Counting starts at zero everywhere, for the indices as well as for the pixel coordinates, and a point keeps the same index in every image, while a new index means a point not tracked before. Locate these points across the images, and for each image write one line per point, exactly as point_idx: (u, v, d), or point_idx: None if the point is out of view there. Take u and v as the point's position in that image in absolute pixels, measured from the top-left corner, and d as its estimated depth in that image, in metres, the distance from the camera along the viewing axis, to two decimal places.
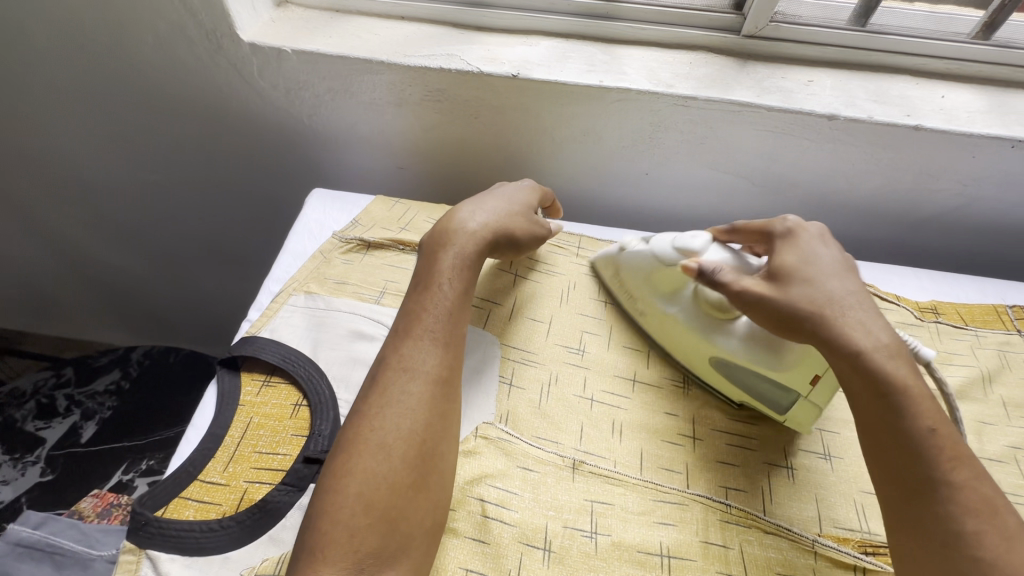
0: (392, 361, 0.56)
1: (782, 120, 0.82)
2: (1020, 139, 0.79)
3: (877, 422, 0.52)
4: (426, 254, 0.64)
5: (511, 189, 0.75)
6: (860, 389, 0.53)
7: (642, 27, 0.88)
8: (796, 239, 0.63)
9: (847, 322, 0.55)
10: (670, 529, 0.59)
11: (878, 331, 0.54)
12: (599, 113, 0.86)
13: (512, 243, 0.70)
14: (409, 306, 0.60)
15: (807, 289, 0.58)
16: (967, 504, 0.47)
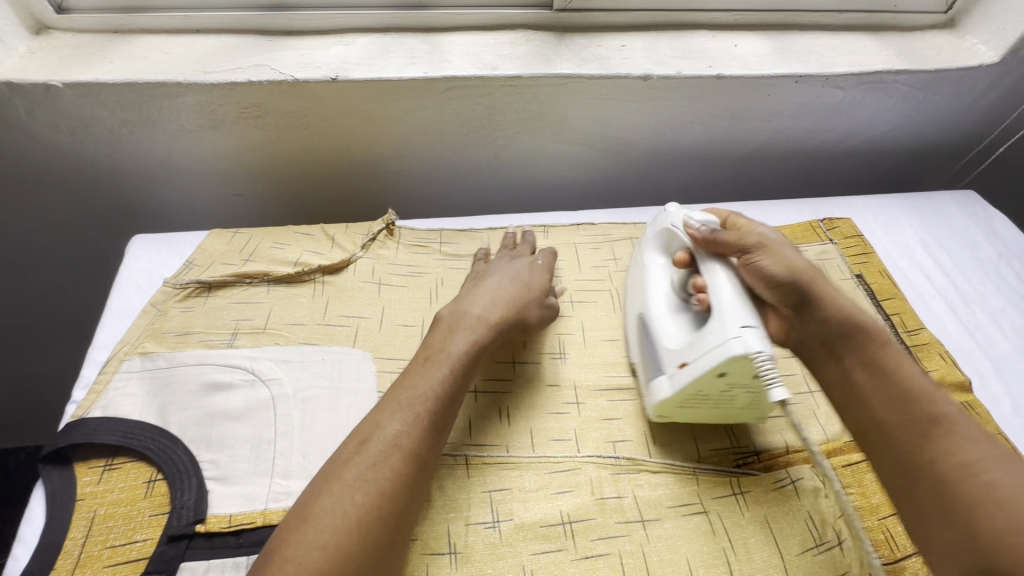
0: (379, 431, 0.54)
1: (604, 86, 0.86)
2: (800, 75, 0.90)
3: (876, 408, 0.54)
4: (437, 329, 0.65)
5: (529, 270, 0.75)
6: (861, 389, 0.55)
7: (460, 12, 0.87)
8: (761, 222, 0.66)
9: (821, 281, 0.59)
10: (567, 496, 0.61)
11: (845, 302, 0.59)
12: (434, 105, 0.85)
13: (526, 325, 0.70)
14: (413, 379, 0.59)
15: (790, 251, 0.61)
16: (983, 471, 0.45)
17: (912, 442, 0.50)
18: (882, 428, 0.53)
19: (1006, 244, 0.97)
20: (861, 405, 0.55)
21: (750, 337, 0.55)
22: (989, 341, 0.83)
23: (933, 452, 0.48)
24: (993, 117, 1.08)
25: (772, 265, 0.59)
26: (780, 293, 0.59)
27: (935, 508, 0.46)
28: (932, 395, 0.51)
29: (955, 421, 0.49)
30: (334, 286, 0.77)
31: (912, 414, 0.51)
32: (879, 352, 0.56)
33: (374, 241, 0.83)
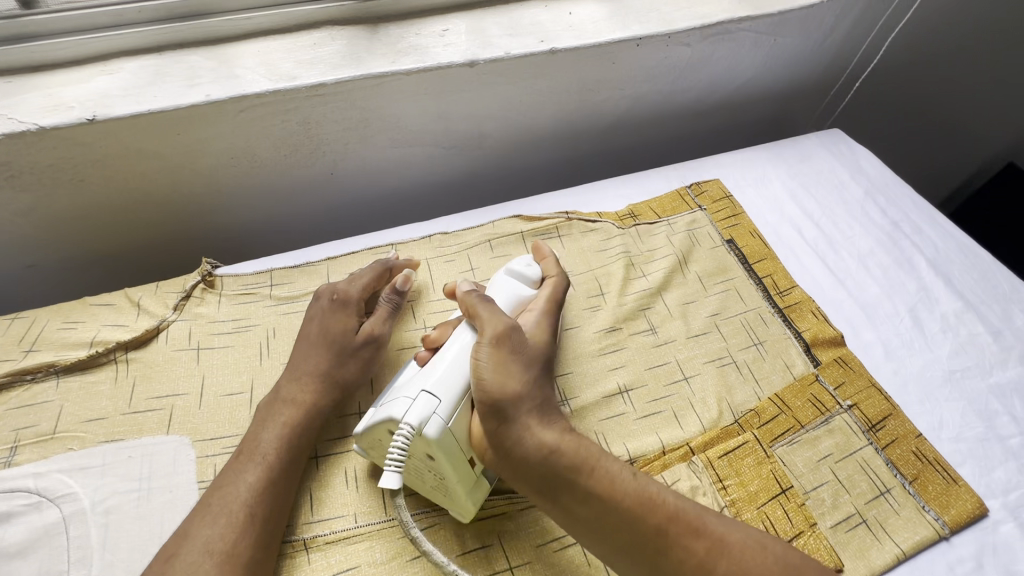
0: (189, 543, 0.49)
1: (427, 80, 0.77)
2: (641, 37, 0.83)
3: (602, 537, 0.49)
4: (253, 418, 0.60)
5: (338, 314, 0.65)
6: (585, 520, 0.50)
7: (246, 15, 0.75)
8: (541, 320, 0.61)
9: (524, 402, 0.52)
10: (425, 560, 0.55)
11: (549, 432, 0.52)
12: (232, 130, 0.73)
13: (344, 383, 0.63)
14: (224, 480, 0.54)
15: (511, 362, 0.53)
16: (714, 564, 0.47)
17: (647, 565, 0.48)
18: (613, 554, 0.49)
19: (871, 180, 0.96)
20: (586, 537, 0.51)
21: (416, 405, 0.51)
22: (859, 289, 0.82)
23: (668, 567, 0.47)
24: (848, 49, 1.06)
25: (489, 373, 0.53)
26: (483, 407, 0.52)
27: None
28: (646, 500, 0.49)
29: (677, 518, 0.48)
30: (143, 362, 0.66)
31: (635, 534, 0.48)
32: (587, 478, 0.50)
33: (190, 298, 0.72)
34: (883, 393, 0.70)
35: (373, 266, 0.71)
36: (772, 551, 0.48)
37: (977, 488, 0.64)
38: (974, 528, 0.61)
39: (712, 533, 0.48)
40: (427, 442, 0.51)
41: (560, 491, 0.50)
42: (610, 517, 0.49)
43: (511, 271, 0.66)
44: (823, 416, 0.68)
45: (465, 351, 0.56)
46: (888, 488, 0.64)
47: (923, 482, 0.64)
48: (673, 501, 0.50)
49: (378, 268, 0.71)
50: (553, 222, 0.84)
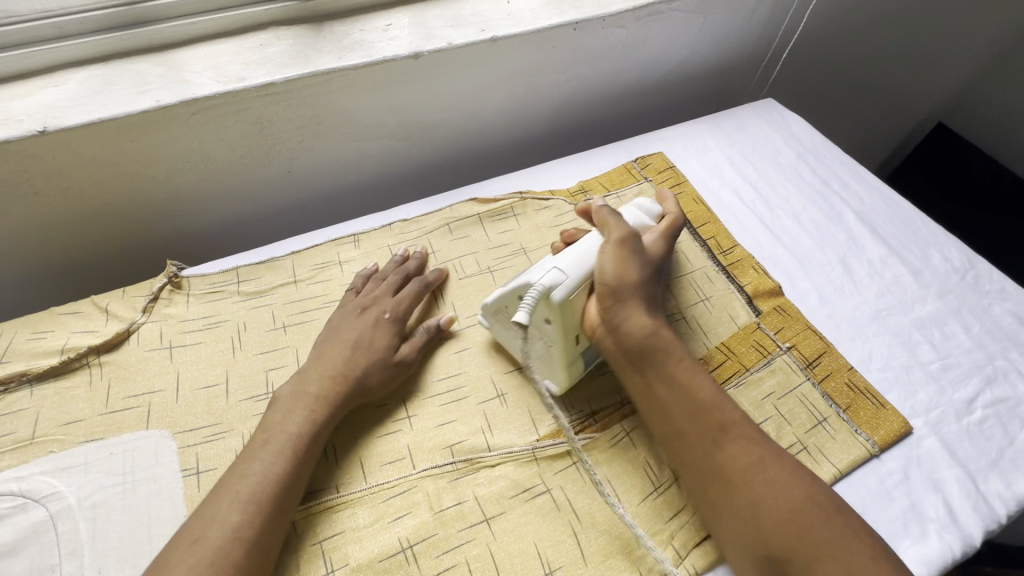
0: (214, 527, 0.51)
1: (374, 74, 0.80)
2: (577, 21, 0.88)
3: (674, 417, 0.59)
4: (276, 402, 0.62)
5: (365, 321, 0.69)
6: (661, 401, 0.60)
7: (189, 21, 0.76)
8: (659, 242, 0.70)
9: (629, 297, 0.62)
10: (406, 520, 0.59)
11: (651, 320, 0.63)
12: (186, 135, 0.75)
13: (361, 384, 0.65)
14: (251, 465, 0.56)
15: (631, 258, 0.64)
16: (763, 473, 0.55)
17: (705, 450, 0.57)
18: (677, 435, 0.59)
19: (802, 144, 1.03)
20: (657, 415, 0.60)
21: (548, 274, 0.60)
22: (795, 243, 0.88)
23: (723, 457, 0.56)
24: (774, 22, 1.12)
25: (607, 265, 0.62)
26: (602, 289, 0.62)
27: (728, 508, 0.55)
28: (718, 404, 0.59)
29: (741, 426, 0.58)
30: (116, 364, 0.68)
31: (701, 422, 0.58)
32: (675, 366, 0.61)
33: (158, 299, 0.73)
34: (817, 334, 0.77)
35: (415, 283, 0.75)
36: (810, 486, 0.55)
37: (903, 410, 0.71)
38: (901, 445, 0.68)
39: (767, 450, 0.57)
40: (553, 304, 0.59)
41: (650, 370, 0.61)
42: (686, 402, 0.59)
43: (639, 204, 0.74)
44: (766, 358, 0.74)
45: (590, 249, 0.64)
46: (825, 417, 0.70)
47: (856, 408, 0.71)
48: (738, 416, 0.59)
49: (418, 285, 0.75)
50: (508, 203, 0.88)
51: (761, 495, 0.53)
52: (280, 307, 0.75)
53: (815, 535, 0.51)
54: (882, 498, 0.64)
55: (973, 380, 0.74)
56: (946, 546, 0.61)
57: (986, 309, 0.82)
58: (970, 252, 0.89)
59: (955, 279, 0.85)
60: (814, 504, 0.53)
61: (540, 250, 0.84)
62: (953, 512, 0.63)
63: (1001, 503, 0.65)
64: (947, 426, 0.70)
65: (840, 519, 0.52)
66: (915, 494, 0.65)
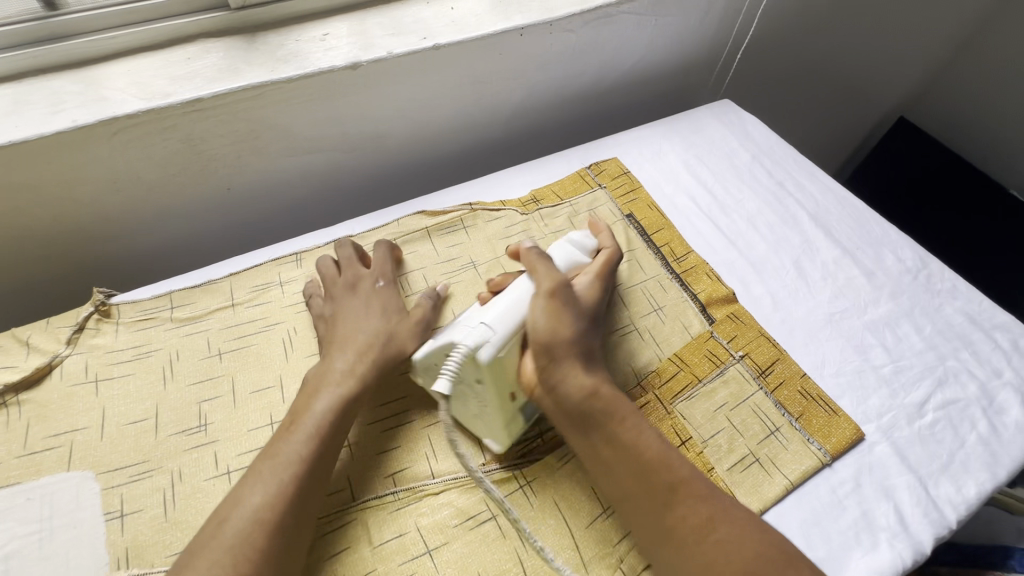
0: (240, 507, 0.50)
1: (310, 86, 0.77)
2: (523, 26, 0.85)
3: (622, 473, 0.55)
4: (306, 385, 0.60)
5: (372, 298, 0.68)
6: (608, 461, 0.56)
7: (109, 35, 0.73)
8: (594, 280, 0.68)
9: (564, 352, 0.59)
10: (344, 556, 0.56)
11: (589, 379, 0.59)
12: (108, 155, 0.71)
13: (390, 354, 0.64)
14: (279, 446, 0.54)
15: (564, 308, 0.61)
16: (715, 532, 0.51)
17: (657, 509, 0.53)
18: (627, 495, 0.55)
19: (758, 145, 1.03)
20: (605, 475, 0.57)
21: (474, 332, 0.57)
22: (750, 247, 0.87)
23: (676, 519, 0.52)
24: (728, 23, 1.11)
25: (540, 321, 0.59)
26: (537, 348, 0.59)
27: (683, 572, 0.50)
28: (668, 460, 0.56)
29: (691, 484, 0.55)
30: (36, 402, 0.64)
31: (649, 481, 0.54)
32: (617, 426, 0.57)
33: (84, 330, 0.70)
34: (771, 341, 0.76)
35: (383, 250, 0.76)
36: (767, 544, 0.50)
37: (855, 416, 0.71)
38: (853, 452, 0.68)
39: (724, 508, 0.53)
40: (479, 364, 0.56)
41: (592, 431, 0.58)
42: (631, 462, 0.55)
43: (570, 239, 0.72)
44: (719, 368, 0.73)
45: (521, 296, 0.60)
46: (778, 427, 0.69)
47: (808, 416, 0.70)
48: (692, 473, 0.56)
49: (388, 252, 0.75)
50: (458, 215, 0.86)
51: (715, 555, 0.49)
52: (215, 333, 0.71)
53: None
54: (834, 508, 0.63)
55: (925, 382, 0.74)
56: (897, 555, 0.61)
57: (939, 309, 0.82)
58: (922, 251, 0.89)
59: (908, 280, 0.85)
60: (772, 564, 0.48)
61: (491, 263, 0.82)
62: (904, 519, 0.63)
63: (952, 508, 0.64)
64: (899, 431, 0.69)
65: (803, 571, 0.47)
66: (867, 503, 0.64)
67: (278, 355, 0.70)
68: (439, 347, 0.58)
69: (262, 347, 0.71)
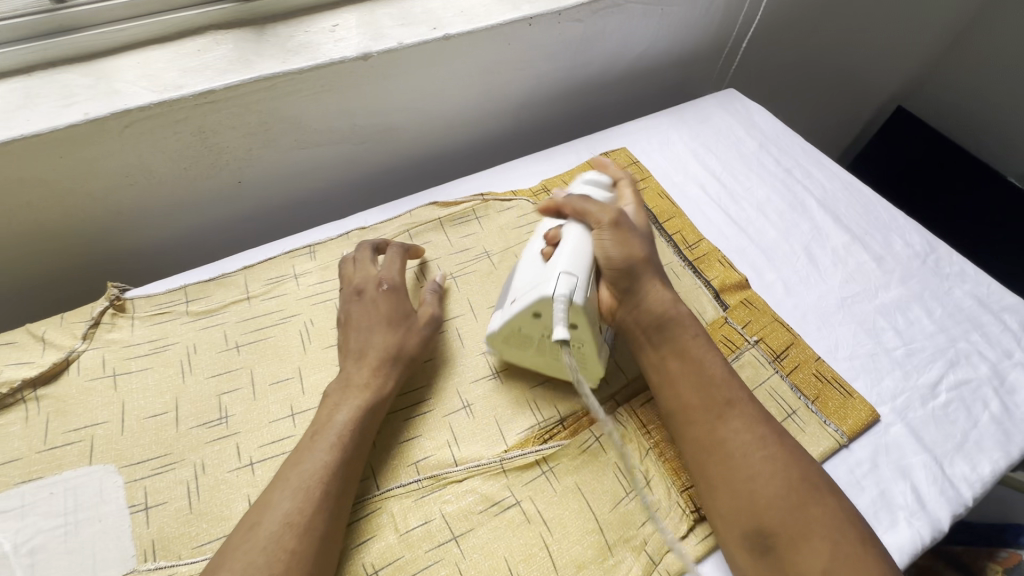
0: (270, 513, 0.50)
1: (322, 77, 0.76)
2: (532, 16, 0.85)
3: (683, 390, 0.59)
4: (326, 398, 0.61)
5: (380, 300, 0.67)
6: (675, 376, 0.60)
7: (118, 27, 0.72)
8: (636, 209, 0.71)
9: (638, 272, 0.63)
10: (371, 544, 0.56)
11: (665, 295, 0.63)
12: (120, 149, 0.70)
13: (403, 361, 0.64)
14: (300, 455, 0.55)
15: (629, 237, 0.64)
16: (762, 451, 0.55)
17: (711, 422, 0.57)
18: (685, 409, 0.59)
19: (764, 133, 1.03)
20: (667, 389, 0.61)
21: (562, 281, 0.58)
22: (760, 233, 0.88)
23: (728, 432, 0.56)
24: (733, 12, 1.12)
25: (612, 249, 0.62)
26: (612, 272, 0.63)
27: (727, 480, 0.54)
28: (728, 382, 0.60)
29: (749, 406, 0.58)
30: (54, 397, 0.63)
31: (708, 396, 0.58)
32: (687, 342, 0.62)
33: (99, 325, 0.69)
34: (785, 325, 0.77)
35: (396, 249, 0.73)
36: (808, 466, 0.54)
37: (870, 398, 0.71)
38: (869, 433, 0.69)
39: (772, 431, 0.56)
40: (577, 308, 0.58)
41: (659, 350, 0.62)
42: (698, 377, 0.59)
43: (585, 179, 0.71)
44: (734, 353, 0.74)
45: (580, 238, 0.63)
46: (794, 409, 0.70)
47: (824, 399, 0.71)
48: (747, 396, 0.59)
49: (401, 251, 0.73)
50: (469, 205, 0.86)
51: (763, 470, 0.53)
52: (232, 326, 0.71)
53: (808, 511, 0.51)
54: (853, 488, 0.64)
55: (937, 363, 0.75)
56: (916, 532, 0.61)
57: (948, 292, 0.83)
58: (930, 236, 0.89)
59: (917, 264, 0.86)
60: (813, 487, 0.53)
61: (504, 253, 0.82)
62: (921, 497, 0.64)
63: (968, 486, 0.65)
64: (914, 412, 0.70)
65: (832, 499, 0.52)
66: (884, 482, 0.65)
67: (296, 348, 0.70)
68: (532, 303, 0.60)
69: (279, 339, 0.71)
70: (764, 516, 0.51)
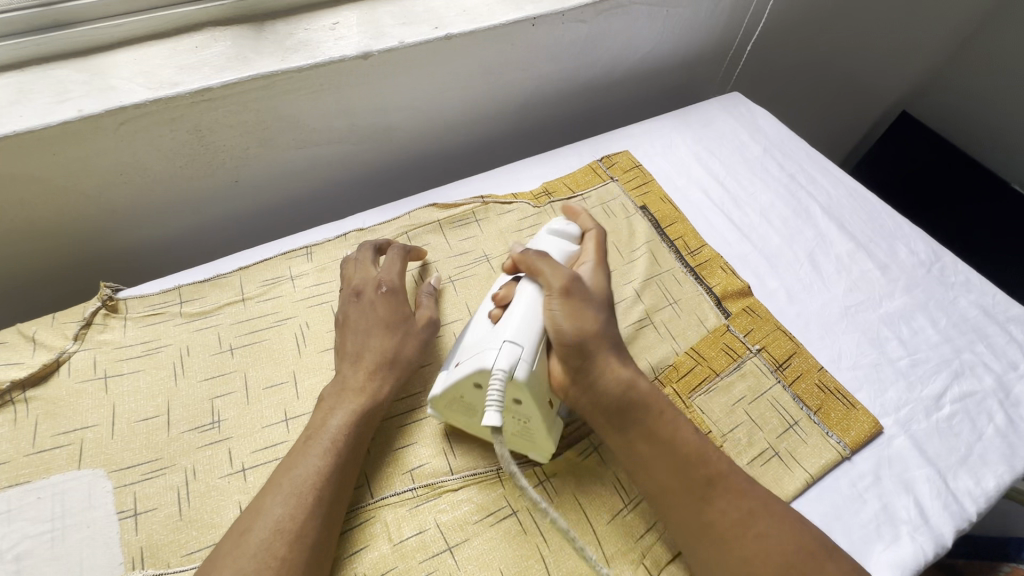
0: (260, 519, 0.49)
1: (321, 76, 0.75)
2: (535, 16, 0.84)
3: (663, 469, 0.56)
4: (321, 401, 0.59)
5: (377, 303, 0.65)
6: (649, 458, 0.56)
7: (114, 22, 0.71)
8: (596, 266, 0.66)
9: (599, 345, 0.58)
10: (364, 554, 0.55)
11: (626, 369, 0.58)
12: (114, 146, 0.69)
13: (399, 366, 0.63)
14: (293, 460, 0.54)
15: (586, 305, 0.59)
16: (752, 529, 0.53)
17: (698, 502, 0.54)
18: (667, 492, 0.55)
19: (768, 138, 1.02)
20: (642, 472, 0.57)
21: (503, 353, 0.54)
22: (763, 240, 0.87)
23: (716, 513, 0.54)
24: (738, 14, 1.10)
25: (563, 323, 0.57)
26: (563, 348, 0.57)
27: (722, 565, 0.52)
28: (705, 454, 0.57)
29: (729, 476, 0.56)
30: (44, 399, 0.62)
31: (689, 477, 0.55)
32: (654, 420, 0.57)
33: (91, 325, 0.68)
34: (787, 334, 0.76)
35: (397, 250, 0.72)
36: (801, 536, 0.53)
37: (873, 409, 0.70)
38: (872, 445, 0.68)
39: (758, 499, 0.55)
40: (518, 383, 0.54)
41: (625, 432, 0.57)
42: (675, 455, 0.56)
43: (553, 229, 0.69)
44: (736, 362, 0.73)
45: (534, 301, 0.59)
46: (796, 420, 0.69)
47: (826, 410, 0.70)
48: (728, 464, 0.57)
49: (402, 252, 0.72)
50: (469, 208, 0.85)
51: (756, 551, 0.51)
52: (226, 329, 0.70)
53: None
54: (855, 501, 0.63)
55: (942, 374, 0.74)
56: (918, 548, 0.60)
57: (953, 302, 0.82)
58: (935, 244, 0.88)
59: (922, 273, 0.85)
60: (810, 560, 0.51)
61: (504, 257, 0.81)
62: (924, 512, 0.63)
63: (972, 500, 0.64)
64: (917, 424, 0.69)
65: (830, 563, 0.51)
66: (886, 496, 0.64)
67: (291, 352, 0.69)
68: (472, 372, 0.55)
69: (273, 342, 0.70)
70: None
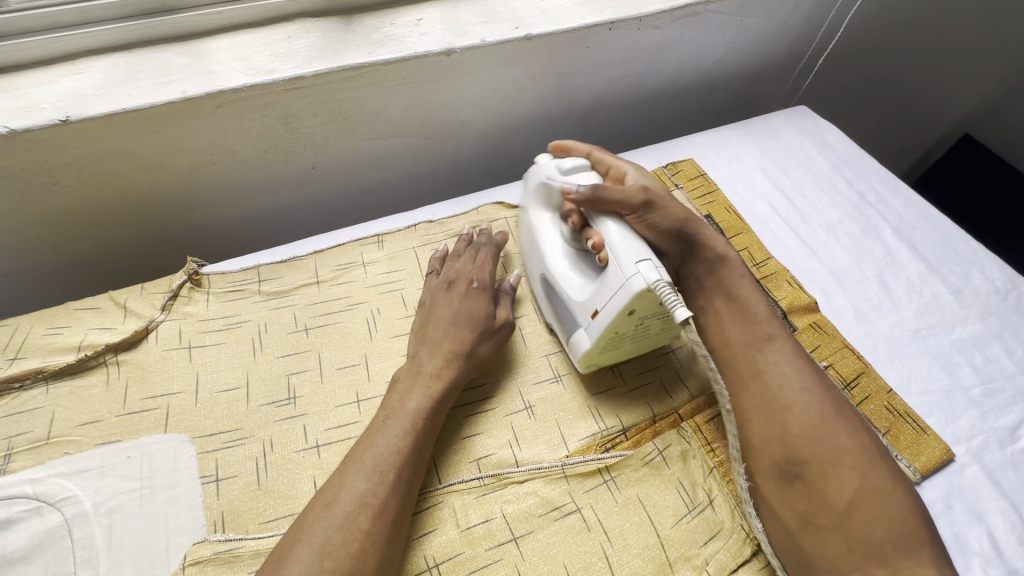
0: (345, 493, 0.51)
1: (404, 70, 0.77)
2: (612, 21, 0.85)
3: (728, 329, 0.64)
4: (396, 383, 0.61)
5: (461, 296, 0.67)
6: (723, 316, 0.65)
7: (216, 10, 0.74)
8: (636, 170, 0.72)
9: (703, 229, 0.68)
10: (431, 538, 0.56)
11: (713, 240, 0.68)
12: (210, 128, 0.72)
13: (474, 358, 0.64)
14: (374, 437, 0.55)
15: (668, 204, 0.66)
16: (792, 385, 0.59)
17: (752, 352, 0.62)
18: (729, 345, 0.63)
19: (837, 154, 1.00)
20: (713, 326, 0.66)
21: (647, 268, 0.56)
22: (831, 256, 0.86)
23: (767, 363, 0.60)
24: (812, 26, 1.09)
25: (657, 221, 0.65)
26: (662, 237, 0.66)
27: (762, 407, 0.58)
28: (768, 323, 0.64)
29: (785, 342, 0.62)
30: (134, 364, 0.66)
31: (751, 331, 0.63)
32: (734, 285, 0.66)
33: (177, 297, 0.71)
34: (856, 353, 0.75)
35: (489, 246, 0.74)
36: (839, 404, 0.58)
37: (944, 436, 0.69)
38: (942, 473, 0.66)
39: (808, 370, 0.60)
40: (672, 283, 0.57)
41: (709, 290, 0.67)
42: (739, 317, 0.64)
43: (565, 169, 0.69)
44: None
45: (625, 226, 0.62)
46: None
47: (895, 433, 0.68)
48: (784, 335, 0.63)
49: (491, 247, 0.74)
50: None
51: (796, 398, 0.58)
52: (302, 309, 0.73)
53: (834, 438, 0.55)
54: None
55: (1017, 407, 0.71)
56: None
57: None
58: (1011, 272, 0.86)
59: (997, 300, 0.82)
60: (840, 420, 0.57)
61: None
62: (998, 545, 0.61)
63: None
64: (991, 455, 0.67)
65: (857, 425, 0.57)
66: (958, 526, 0.62)
67: (363, 335, 0.71)
68: (628, 303, 0.57)
69: (347, 326, 0.72)
70: (796, 445, 0.55)
